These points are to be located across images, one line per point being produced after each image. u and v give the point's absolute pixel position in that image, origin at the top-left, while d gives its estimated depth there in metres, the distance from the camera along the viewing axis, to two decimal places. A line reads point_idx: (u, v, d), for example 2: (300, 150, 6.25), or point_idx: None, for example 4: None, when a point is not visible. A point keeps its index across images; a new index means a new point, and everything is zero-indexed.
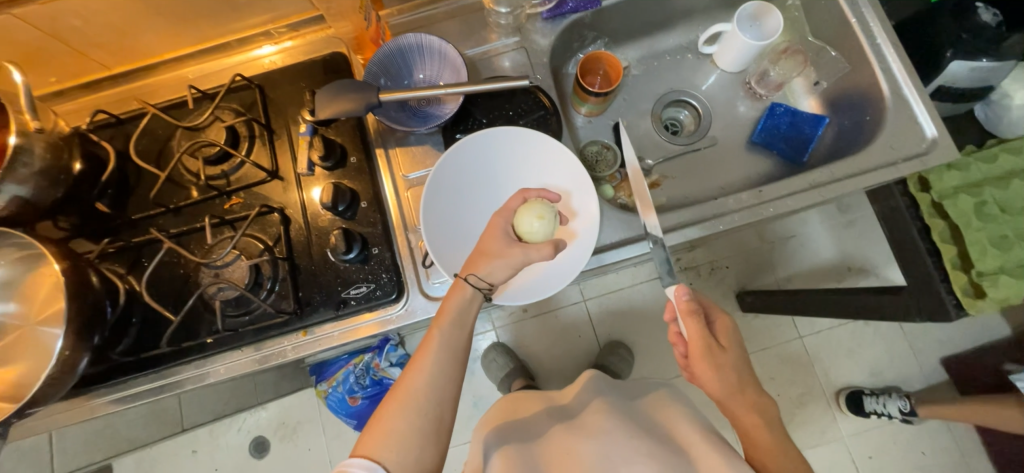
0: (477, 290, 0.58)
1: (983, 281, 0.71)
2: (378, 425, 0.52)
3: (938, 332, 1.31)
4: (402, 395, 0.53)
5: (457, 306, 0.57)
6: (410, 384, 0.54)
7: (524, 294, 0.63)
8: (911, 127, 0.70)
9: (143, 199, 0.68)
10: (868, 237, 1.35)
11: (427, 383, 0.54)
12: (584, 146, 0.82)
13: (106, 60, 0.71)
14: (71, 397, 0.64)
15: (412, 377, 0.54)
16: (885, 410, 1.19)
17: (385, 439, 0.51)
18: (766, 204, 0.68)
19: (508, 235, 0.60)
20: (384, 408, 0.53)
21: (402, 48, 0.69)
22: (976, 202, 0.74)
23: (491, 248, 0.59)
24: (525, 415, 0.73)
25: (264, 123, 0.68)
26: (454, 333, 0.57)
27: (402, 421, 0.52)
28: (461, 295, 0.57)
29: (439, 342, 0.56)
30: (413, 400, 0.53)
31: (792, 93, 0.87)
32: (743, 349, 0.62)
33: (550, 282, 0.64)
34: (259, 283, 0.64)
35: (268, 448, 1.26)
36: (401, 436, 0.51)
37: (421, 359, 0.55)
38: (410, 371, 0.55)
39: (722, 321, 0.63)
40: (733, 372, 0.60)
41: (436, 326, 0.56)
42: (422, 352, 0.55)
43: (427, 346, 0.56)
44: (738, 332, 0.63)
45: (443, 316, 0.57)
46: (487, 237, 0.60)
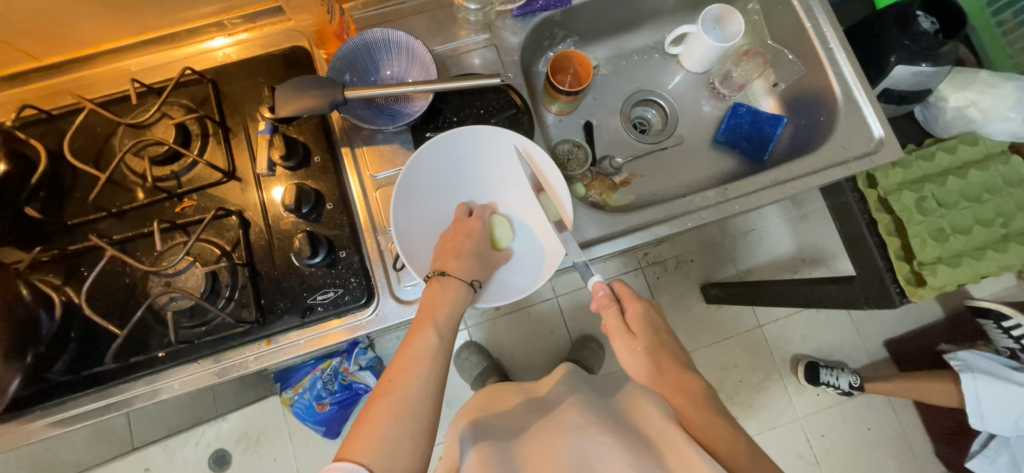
0: (467, 286, 0.59)
1: (924, 270, 0.77)
2: (359, 429, 0.49)
3: (882, 316, 1.41)
4: (394, 399, 0.50)
5: (449, 308, 0.57)
6: (399, 388, 0.51)
7: (497, 297, 0.62)
8: (861, 128, 0.74)
9: (80, 203, 0.62)
10: (821, 229, 1.43)
11: (419, 386, 0.51)
12: (555, 144, 0.82)
13: (34, 50, 0.64)
14: (1, 421, 0.58)
15: (405, 380, 0.52)
16: (836, 382, 1.27)
17: (372, 444, 0.48)
18: (731, 201, 0.70)
19: (485, 234, 0.64)
20: (368, 413, 0.50)
21: (368, 44, 0.66)
22: (916, 197, 0.80)
23: (465, 247, 0.61)
24: (505, 409, 0.73)
25: (218, 120, 0.64)
26: (443, 335, 0.55)
27: (389, 425, 0.49)
28: (447, 292, 0.57)
29: (431, 345, 0.54)
30: (403, 405, 0.50)
31: (752, 94, 0.90)
32: (654, 330, 0.64)
33: (522, 285, 0.64)
34: (216, 291, 0.60)
35: (229, 460, 1.20)
36: (387, 441, 0.48)
37: (411, 361, 0.53)
38: (398, 375, 0.52)
39: (637, 310, 0.65)
40: (653, 352, 0.62)
41: (430, 329, 0.55)
42: (412, 355, 0.53)
43: (418, 349, 0.53)
44: (649, 312, 0.65)
45: (433, 319, 0.56)
46: (461, 236, 0.63)
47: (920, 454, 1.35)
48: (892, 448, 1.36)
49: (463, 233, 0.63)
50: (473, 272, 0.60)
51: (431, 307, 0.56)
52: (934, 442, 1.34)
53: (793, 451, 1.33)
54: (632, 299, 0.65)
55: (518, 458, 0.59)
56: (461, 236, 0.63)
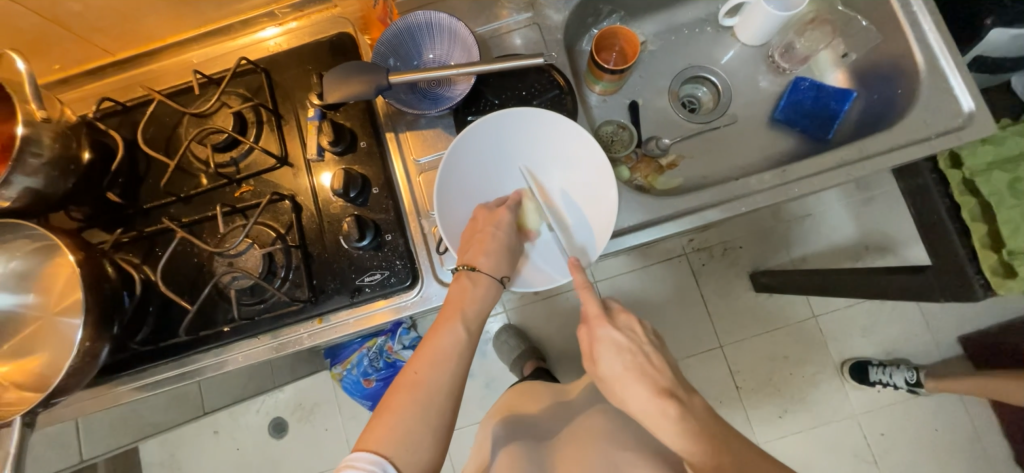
0: (495, 283, 0.59)
1: (1015, 260, 0.68)
2: (382, 419, 0.49)
3: (957, 310, 1.29)
4: (418, 391, 0.50)
5: (474, 304, 0.57)
6: (427, 381, 0.51)
7: (542, 279, 0.63)
8: (947, 102, 0.66)
9: (153, 188, 0.67)
10: (888, 214, 1.32)
11: (447, 381, 0.52)
12: (599, 125, 0.80)
13: (108, 45, 0.69)
14: (95, 384, 0.65)
15: (431, 373, 0.52)
16: (889, 379, 1.19)
17: (395, 436, 0.48)
18: (791, 184, 0.65)
19: (512, 224, 0.63)
20: (392, 404, 0.50)
21: (411, 28, 0.66)
22: (1010, 178, 0.72)
23: (495, 240, 0.60)
24: (537, 409, 0.74)
25: (271, 107, 0.67)
26: (470, 329, 0.56)
27: (414, 418, 0.49)
28: (479, 288, 0.58)
29: (459, 340, 0.54)
30: (429, 397, 0.50)
31: (818, 66, 0.83)
32: (619, 356, 0.56)
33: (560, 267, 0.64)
34: (272, 271, 0.64)
35: (287, 428, 1.29)
36: (413, 434, 0.48)
37: (438, 355, 0.53)
38: (424, 368, 0.52)
39: (603, 333, 0.57)
40: (619, 377, 0.55)
41: (459, 324, 0.55)
42: (439, 349, 0.53)
43: (446, 343, 0.54)
44: (613, 333, 0.57)
45: (461, 314, 0.56)
46: (487, 230, 0.61)
47: (997, 459, 1.24)
48: (964, 451, 1.25)
49: (491, 224, 0.62)
50: (502, 267, 0.60)
51: (461, 300, 0.57)
52: (1013, 448, 1.23)
53: (848, 449, 1.26)
54: (597, 320, 0.58)
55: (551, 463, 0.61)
56: (489, 227, 0.61)
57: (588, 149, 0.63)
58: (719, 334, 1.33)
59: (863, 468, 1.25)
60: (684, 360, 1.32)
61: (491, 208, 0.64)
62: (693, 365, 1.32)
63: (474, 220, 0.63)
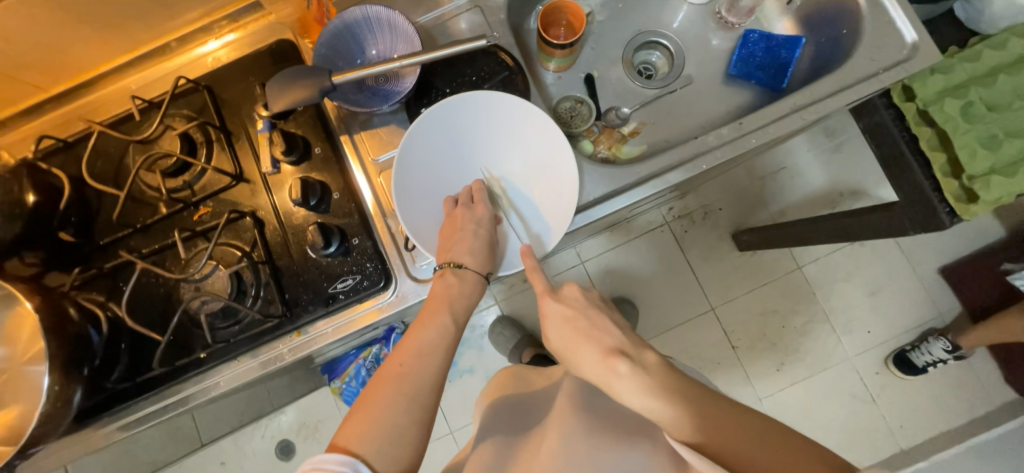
0: (481, 280, 0.61)
1: (975, 185, 0.71)
2: (357, 417, 0.48)
3: (933, 243, 1.33)
4: (404, 384, 0.50)
5: (460, 296, 0.58)
6: (412, 374, 0.50)
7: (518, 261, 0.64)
8: (891, 35, 0.67)
9: (108, 222, 0.65)
10: (857, 158, 1.34)
11: (434, 374, 0.51)
12: (556, 104, 0.78)
13: (39, 81, 0.67)
14: (76, 429, 0.63)
15: (419, 365, 0.51)
16: (933, 358, 1.19)
17: (375, 431, 0.47)
18: (749, 135, 0.66)
19: (490, 220, 0.63)
20: (373, 399, 0.49)
21: (349, 26, 0.64)
22: (961, 104, 0.74)
23: (477, 238, 0.61)
24: (519, 397, 0.73)
25: (218, 125, 0.65)
26: (457, 321, 0.56)
27: (399, 412, 0.48)
28: (466, 285, 0.59)
29: (447, 334, 0.55)
30: (416, 390, 0.50)
31: (764, 18, 0.83)
32: (564, 327, 0.59)
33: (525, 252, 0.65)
34: (242, 290, 0.62)
35: (294, 449, 1.26)
36: (398, 428, 0.48)
37: (426, 348, 0.53)
38: (410, 361, 0.51)
39: (549, 308, 0.60)
40: (568, 345, 0.58)
41: (445, 314, 0.56)
42: (425, 342, 0.53)
43: (434, 336, 0.54)
44: (557, 306, 0.60)
45: (449, 306, 0.57)
46: (464, 227, 0.62)
47: (987, 381, 1.28)
48: (956, 377, 1.29)
49: (472, 222, 0.62)
50: (485, 264, 0.61)
51: (447, 297, 0.57)
52: (1001, 367, 1.28)
53: (847, 391, 1.29)
54: (542, 297, 0.60)
55: (514, 454, 0.60)
56: (470, 225, 0.62)
57: (543, 127, 0.62)
58: (709, 296, 1.34)
59: (863, 407, 1.29)
60: (679, 327, 1.34)
61: (467, 204, 0.64)
62: (688, 330, 1.33)
63: (449, 216, 0.64)
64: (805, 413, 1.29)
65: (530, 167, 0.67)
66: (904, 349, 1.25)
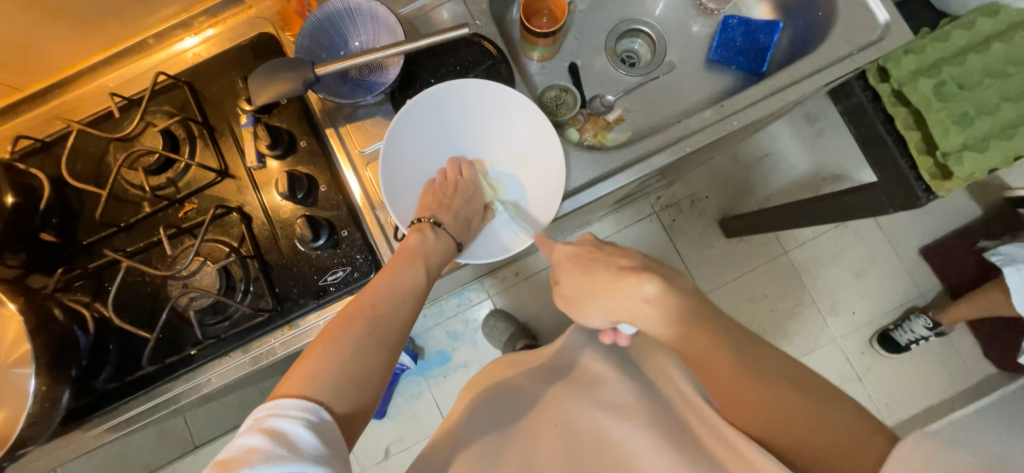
0: (455, 246, 0.61)
1: (948, 161, 0.74)
2: (318, 352, 0.46)
3: (912, 224, 1.36)
4: (370, 323, 0.49)
5: (431, 247, 0.58)
6: (383, 317, 0.50)
7: (491, 253, 0.65)
8: (864, 16, 0.69)
9: (91, 222, 0.64)
10: (838, 143, 1.37)
11: (403, 321, 0.51)
12: (542, 92, 0.80)
13: (14, 81, 0.65)
14: (63, 433, 0.62)
15: (386, 307, 0.51)
16: (915, 335, 1.23)
17: (339, 368, 0.45)
18: (731, 117, 0.67)
19: (477, 198, 0.66)
20: (337, 336, 0.47)
21: (331, 17, 0.64)
22: (934, 84, 0.76)
23: (461, 209, 0.64)
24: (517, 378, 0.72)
25: (201, 121, 0.64)
26: (428, 275, 0.56)
27: (366, 350, 0.47)
28: (440, 243, 0.59)
29: (417, 281, 0.54)
30: (383, 332, 0.49)
31: (743, 4, 0.84)
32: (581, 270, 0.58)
33: (508, 243, 0.65)
34: (231, 286, 0.62)
35: None
36: (366, 369, 0.46)
37: (394, 293, 0.52)
38: (381, 303, 0.51)
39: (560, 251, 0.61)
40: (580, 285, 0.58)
41: (418, 261, 0.56)
42: (392, 285, 0.53)
43: (406, 281, 0.54)
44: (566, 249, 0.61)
45: (423, 258, 0.56)
46: (452, 197, 0.64)
47: (967, 356, 1.32)
48: (938, 354, 1.33)
49: (460, 194, 0.65)
50: (460, 228, 0.63)
51: (423, 249, 0.57)
52: (980, 342, 1.32)
53: (833, 371, 1.32)
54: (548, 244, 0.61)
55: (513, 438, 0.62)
56: (459, 197, 0.65)
57: (529, 116, 0.63)
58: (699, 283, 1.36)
59: (849, 386, 1.32)
60: None
61: (459, 179, 0.66)
62: None
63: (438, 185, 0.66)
64: None
65: (519, 157, 0.68)
66: (887, 328, 1.29)
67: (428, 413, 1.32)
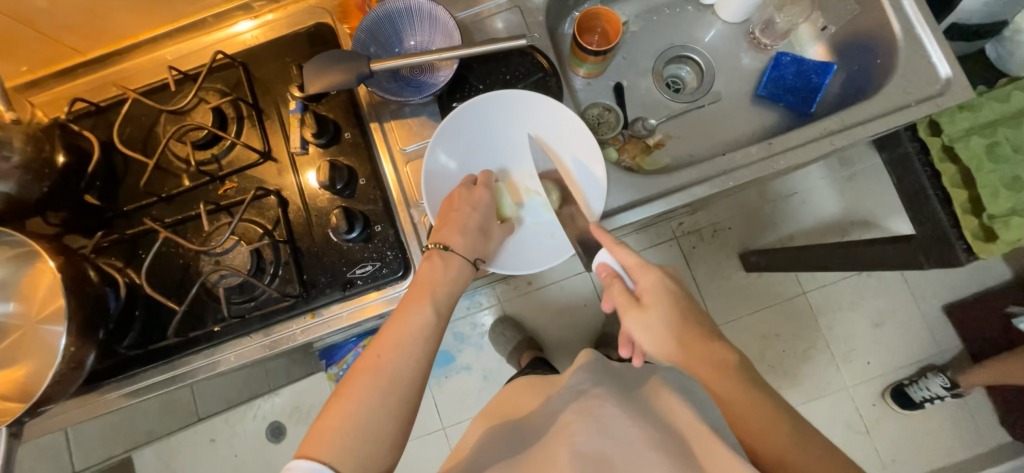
0: (467, 265, 0.59)
1: (994, 224, 0.72)
2: (334, 414, 0.47)
3: (939, 280, 1.33)
4: (375, 377, 0.49)
5: (440, 285, 0.56)
6: (387, 367, 0.49)
7: (520, 264, 0.63)
8: (925, 69, 0.67)
9: (133, 189, 0.66)
10: (871, 189, 1.34)
11: (410, 368, 0.50)
12: (585, 109, 0.80)
13: (78, 44, 0.67)
14: (82, 393, 0.63)
15: (390, 358, 0.50)
16: (931, 394, 1.19)
17: (353, 421, 0.47)
18: (777, 156, 0.66)
19: (491, 206, 0.63)
20: (347, 395, 0.48)
21: (390, 14, 0.65)
22: (987, 143, 0.75)
23: (472, 220, 0.60)
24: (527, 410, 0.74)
25: (251, 102, 0.65)
26: (439, 312, 0.54)
27: (373, 405, 0.47)
28: (450, 270, 0.58)
29: (427, 325, 0.53)
30: (388, 383, 0.49)
31: (797, 42, 0.84)
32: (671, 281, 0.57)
33: (540, 257, 0.64)
34: (261, 268, 0.62)
35: (285, 431, 1.26)
36: (375, 426, 0.47)
37: (401, 339, 0.51)
38: (386, 352, 0.50)
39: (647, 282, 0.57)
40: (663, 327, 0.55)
41: (425, 303, 0.54)
42: (399, 333, 0.51)
43: (415, 327, 0.52)
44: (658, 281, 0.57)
45: (431, 295, 0.55)
46: (462, 207, 0.61)
47: (983, 423, 1.28)
48: (952, 417, 1.29)
49: (469, 204, 0.61)
50: (475, 248, 0.60)
51: (430, 282, 0.56)
52: (998, 410, 1.27)
53: (841, 422, 1.29)
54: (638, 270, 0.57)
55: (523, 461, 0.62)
56: (467, 206, 0.61)
57: (576, 132, 0.63)
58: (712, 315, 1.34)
59: (856, 439, 1.28)
60: None
61: (469, 187, 0.63)
62: None
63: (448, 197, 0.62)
64: None
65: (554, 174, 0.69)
66: (902, 383, 1.25)
67: (426, 413, 1.32)
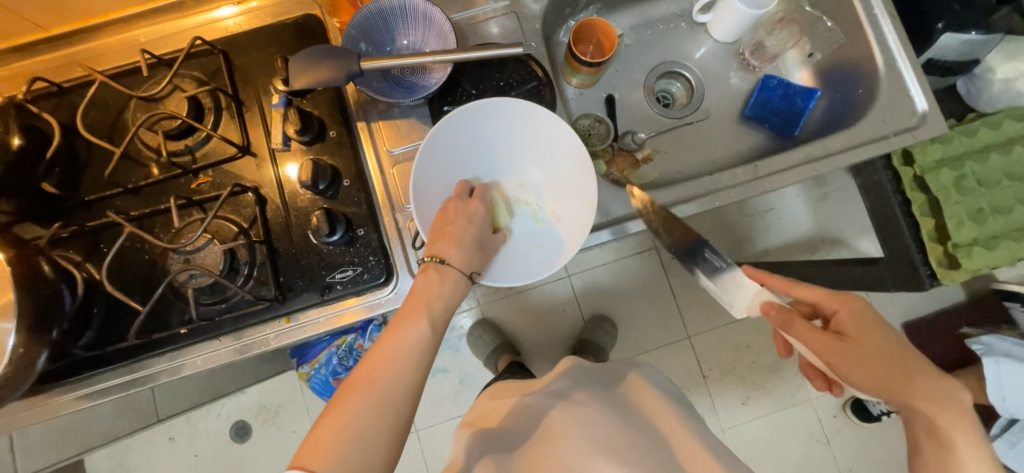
0: (465, 279, 0.56)
1: (959, 252, 0.75)
2: (327, 425, 0.44)
3: (901, 299, 1.38)
4: (370, 390, 0.46)
5: (438, 295, 0.53)
6: (383, 381, 0.46)
7: (510, 276, 0.62)
8: (903, 101, 0.70)
9: (97, 179, 0.61)
10: (843, 209, 1.39)
11: (407, 381, 0.47)
12: (576, 119, 0.80)
13: (40, 18, 0.62)
14: (31, 394, 0.59)
15: (386, 371, 0.47)
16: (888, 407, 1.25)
17: (345, 440, 0.43)
18: (762, 179, 0.67)
19: (486, 218, 0.62)
20: (344, 406, 0.45)
21: (383, 12, 0.63)
22: (956, 176, 0.78)
23: (466, 232, 0.59)
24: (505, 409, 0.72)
25: (230, 93, 0.62)
26: (435, 327, 0.52)
27: (366, 421, 0.44)
28: (446, 284, 0.54)
29: (424, 338, 0.50)
30: (383, 397, 0.46)
31: (784, 65, 0.85)
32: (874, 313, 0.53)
33: (532, 269, 0.63)
34: (234, 268, 0.59)
35: (250, 431, 1.20)
36: (366, 442, 0.44)
37: (398, 352, 0.48)
38: (382, 365, 0.47)
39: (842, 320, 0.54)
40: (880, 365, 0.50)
41: (422, 315, 0.51)
42: (398, 345, 0.49)
43: (412, 339, 0.49)
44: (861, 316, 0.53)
45: (426, 309, 0.52)
46: (457, 220, 0.59)
47: None
48: None
49: (464, 216, 0.60)
50: (471, 262, 0.57)
51: (426, 296, 0.53)
52: None
53: (804, 431, 1.33)
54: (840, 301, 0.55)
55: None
56: (462, 219, 0.60)
57: (568, 145, 0.63)
58: (688, 325, 1.36)
59: (817, 448, 1.33)
60: (656, 351, 1.36)
61: (463, 199, 0.62)
62: (663, 355, 1.36)
63: (443, 208, 0.61)
64: (763, 445, 1.33)
65: (548, 186, 0.68)
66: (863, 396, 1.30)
67: None
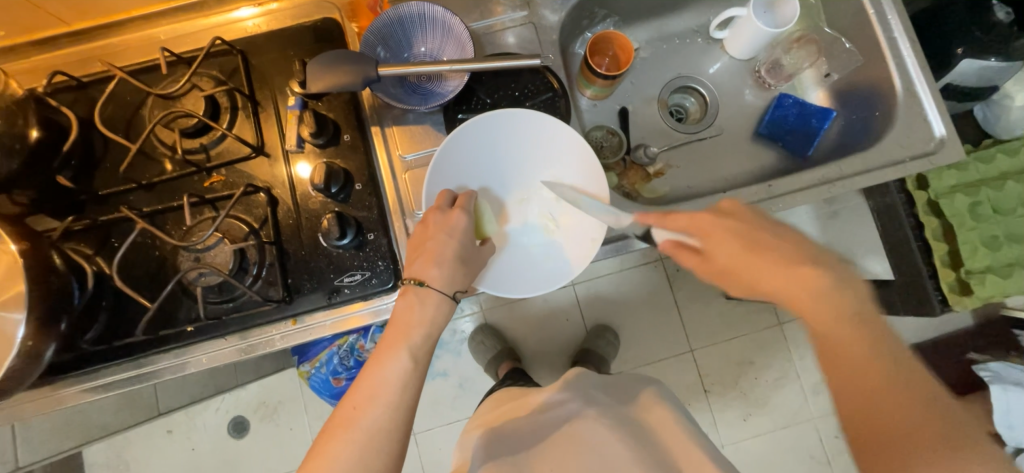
0: (447, 299, 0.55)
1: (971, 279, 0.75)
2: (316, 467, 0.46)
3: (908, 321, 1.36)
4: (352, 430, 0.48)
5: (416, 326, 0.53)
6: (363, 420, 0.48)
7: (513, 288, 0.61)
8: (921, 126, 0.70)
9: (111, 173, 0.62)
10: (852, 228, 1.38)
11: (387, 417, 0.48)
12: (589, 130, 0.79)
13: (64, 14, 0.63)
14: (36, 385, 0.59)
15: (365, 409, 0.48)
16: None
17: None
18: (775, 199, 0.67)
19: (469, 230, 0.58)
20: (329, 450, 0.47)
21: (402, 19, 0.63)
22: (971, 202, 0.77)
23: (449, 248, 0.56)
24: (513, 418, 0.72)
25: (247, 93, 0.62)
26: (416, 358, 0.52)
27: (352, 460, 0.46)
28: (427, 308, 0.53)
29: (402, 371, 0.51)
30: (365, 436, 0.47)
31: (800, 85, 0.85)
32: None
33: (534, 282, 0.62)
34: (244, 268, 0.60)
35: (248, 427, 1.20)
36: None
37: (376, 390, 0.49)
38: (362, 404, 0.49)
39: None
40: None
41: (400, 350, 0.51)
42: (377, 383, 0.50)
43: (389, 375, 0.50)
44: None
45: (406, 340, 0.52)
46: (441, 233, 0.56)
47: None
48: None
49: (446, 229, 0.56)
50: (455, 282, 0.55)
51: (408, 323, 0.52)
52: None
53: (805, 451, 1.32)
54: None
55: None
56: (443, 232, 0.56)
57: (581, 157, 0.63)
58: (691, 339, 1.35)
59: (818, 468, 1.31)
60: (657, 363, 1.35)
61: (444, 208, 0.58)
62: (665, 367, 1.34)
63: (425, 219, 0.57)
64: (764, 462, 1.32)
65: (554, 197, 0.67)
66: None
67: None
